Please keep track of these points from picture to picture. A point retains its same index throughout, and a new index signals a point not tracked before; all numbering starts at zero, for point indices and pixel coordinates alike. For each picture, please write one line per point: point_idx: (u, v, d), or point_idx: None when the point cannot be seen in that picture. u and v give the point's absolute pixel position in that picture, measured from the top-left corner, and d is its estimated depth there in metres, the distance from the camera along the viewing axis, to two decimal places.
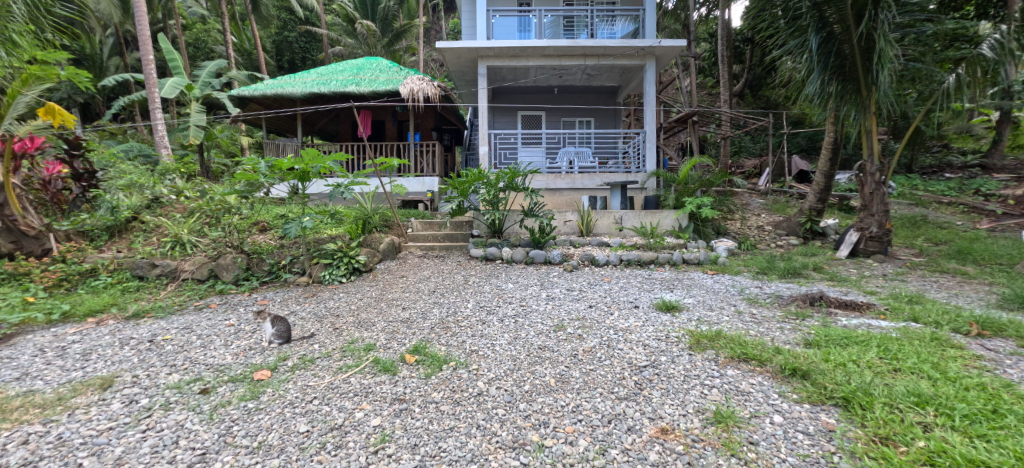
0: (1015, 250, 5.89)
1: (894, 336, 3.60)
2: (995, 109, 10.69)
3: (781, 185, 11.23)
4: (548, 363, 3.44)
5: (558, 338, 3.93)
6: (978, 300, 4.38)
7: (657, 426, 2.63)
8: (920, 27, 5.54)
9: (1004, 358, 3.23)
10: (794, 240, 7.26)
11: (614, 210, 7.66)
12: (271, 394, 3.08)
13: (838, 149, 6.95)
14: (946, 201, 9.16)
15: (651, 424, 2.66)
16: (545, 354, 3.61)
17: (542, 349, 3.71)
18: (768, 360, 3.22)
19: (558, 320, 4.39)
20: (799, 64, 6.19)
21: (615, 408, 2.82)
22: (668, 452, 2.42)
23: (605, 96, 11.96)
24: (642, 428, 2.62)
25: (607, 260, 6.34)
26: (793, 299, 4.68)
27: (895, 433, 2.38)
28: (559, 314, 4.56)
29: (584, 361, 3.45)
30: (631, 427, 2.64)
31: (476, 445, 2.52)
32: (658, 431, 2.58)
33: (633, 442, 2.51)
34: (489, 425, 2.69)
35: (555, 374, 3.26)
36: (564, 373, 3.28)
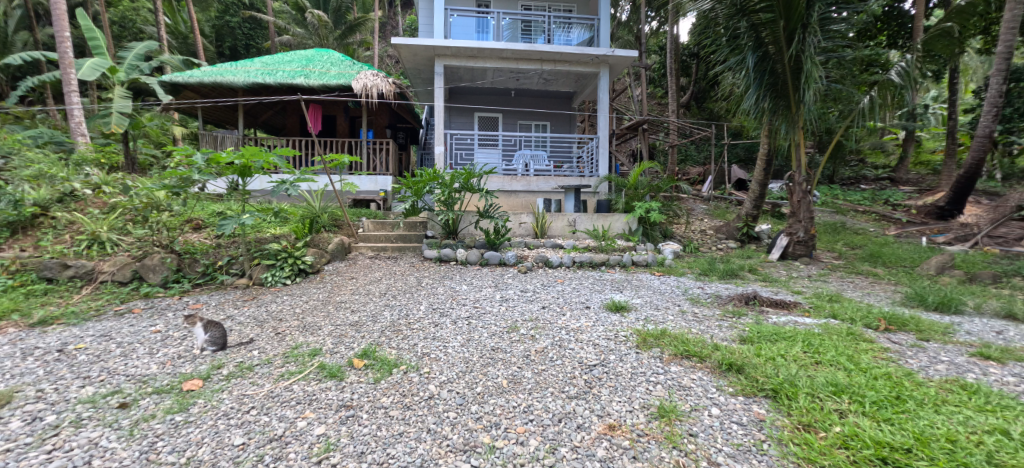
0: (915, 253, 6.65)
1: (817, 331, 3.97)
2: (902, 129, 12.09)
3: (722, 192, 11.97)
4: (501, 365, 3.46)
5: (511, 339, 3.97)
6: (886, 298, 4.91)
7: (605, 423, 2.72)
8: (841, 53, 6.06)
9: (906, 350, 3.65)
10: (732, 244, 7.78)
11: (568, 213, 7.80)
12: (202, 405, 2.86)
13: (771, 160, 7.48)
14: (861, 210, 10.19)
15: (600, 421, 2.74)
16: (498, 356, 3.62)
17: (495, 351, 3.71)
18: (707, 356, 3.43)
19: (511, 321, 4.42)
20: (738, 81, 6.62)
21: (565, 407, 2.88)
22: (615, 447, 2.50)
23: (561, 101, 12.17)
24: (591, 425, 2.69)
25: (560, 261, 6.47)
26: (731, 298, 5.03)
27: (816, 420, 2.61)
28: (512, 315, 4.59)
29: (536, 362, 3.50)
30: (580, 425, 2.70)
31: (426, 450, 2.48)
32: (606, 428, 2.67)
33: (582, 440, 2.57)
34: (440, 429, 2.65)
35: (507, 375, 3.28)
36: (516, 374, 3.30)
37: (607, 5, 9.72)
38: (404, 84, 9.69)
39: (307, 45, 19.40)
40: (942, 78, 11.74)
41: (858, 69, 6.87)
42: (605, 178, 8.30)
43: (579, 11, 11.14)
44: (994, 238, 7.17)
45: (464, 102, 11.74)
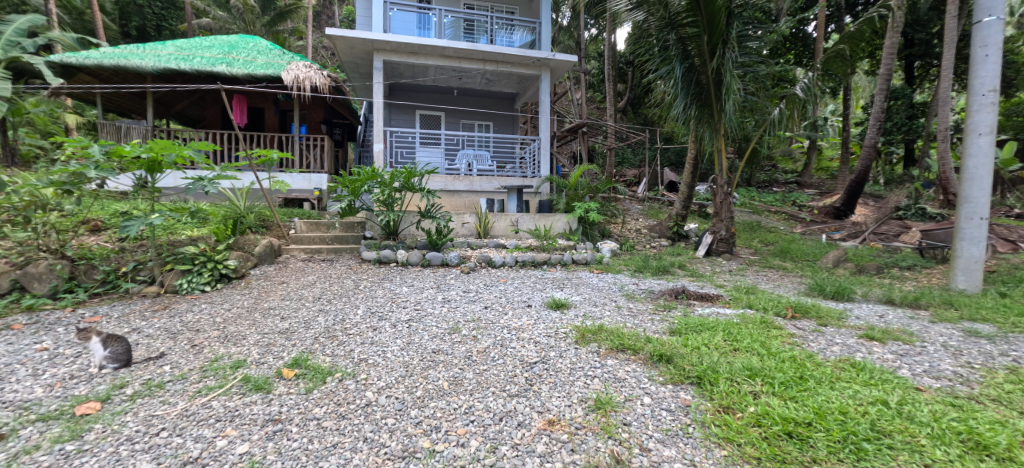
0: (817, 249, 7.50)
1: (736, 321, 4.36)
2: (806, 138, 13.59)
3: (655, 193, 12.68)
4: (442, 367, 3.42)
5: (452, 340, 3.93)
6: (794, 289, 5.49)
7: (545, 418, 2.78)
8: (757, 68, 6.68)
9: (808, 334, 4.12)
10: (664, 242, 8.29)
11: (510, 213, 7.87)
12: (100, 431, 2.53)
13: (698, 164, 8.07)
14: (774, 210, 11.31)
15: (540, 417, 2.80)
16: (439, 358, 3.57)
17: (436, 353, 3.66)
18: (640, 348, 3.64)
19: (453, 322, 4.39)
20: (669, 89, 7.08)
21: (506, 406, 2.91)
22: (554, 442, 2.56)
23: (503, 102, 12.25)
24: (531, 422, 2.74)
25: (503, 261, 6.50)
26: (662, 293, 5.37)
27: (733, 403, 2.86)
28: (454, 316, 4.55)
29: (478, 362, 3.50)
30: (520, 422, 2.74)
31: (362, 459, 2.38)
32: (546, 423, 2.72)
33: (522, 437, 2.60)
34: (377, 437, 2.57)
35: (448, 377, 3.25)
36: (457, 375, 3.28)
37: (548, 10, 9.94)
38: (340, 78, 9.23)
39: (229, 31, 17.90)
40: (838, 95, 13.34)
41: (770, 83, 7.62)
42: (547, 178, 8.49)
43: (521, 13, 11.29)
44: (877, 235, 8.28)
45: (404, 99, 11.42)
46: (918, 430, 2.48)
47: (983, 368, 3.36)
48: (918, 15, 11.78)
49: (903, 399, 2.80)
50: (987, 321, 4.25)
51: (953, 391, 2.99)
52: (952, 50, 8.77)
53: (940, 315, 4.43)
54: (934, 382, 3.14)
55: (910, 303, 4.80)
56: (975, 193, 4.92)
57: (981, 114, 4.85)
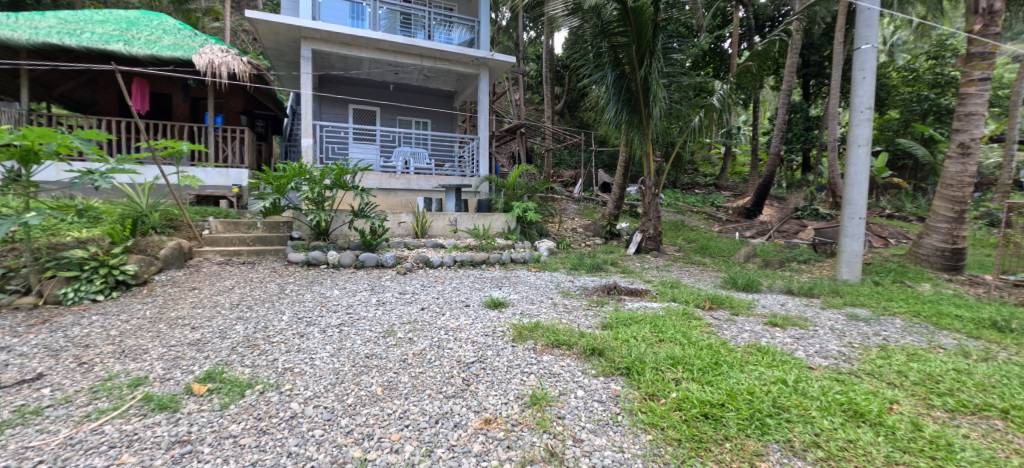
0: (732, 246, 8.23)
1: (662, 313, 4.70)
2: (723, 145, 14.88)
3: (590, 193, 13.15)
4: (375, 372, 3.29)
5: (387, 344, 3.80)
6: (713, 283, 6.00)
7: (481, 418, 2.76)
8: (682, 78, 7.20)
9: (723, 323, 4.52)
10: (598, 240, 8.64)
11: (448, 212, 7.78)
12: None
13: (629, 167, 8.50)
14: (696, 210, 12.25)
15: (476, 416, 2.78)
16: (372, 363, 3.43)
17: (369, 358, 3.52)
18: (574, 344, 3.77)
19: (388, 325, 4.24)
20: (602, 94, 7.41)
21: (442, 407, 2.86)
22: (490, 440, 2.55)
23: (442, 99, 12.05)
24: (467, 422, 2.71)
25: (441, 261, 6.40)
26: (596, 289, 5.62)
27: (658, 390, 3.03)
28: (389, 319, 4.40)
29: (413, 365, 3.42)
30: (456, 423, 2.70)
31: None
32: (482, 422, 2.71)
33: (458, 438, 2.57)
34: (303, 451, 2.41)
35: (382, 382, 3.14)
36: (391, 380, 3.18)
37: (487, 9, 9.93)
38: (262, 66, 8.53)
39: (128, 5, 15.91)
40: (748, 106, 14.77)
41: (693, 93, 8.24)
42: (485, 178, 8.49)
43: (459, 11, 11.19)
44: (780, 233, 9.27)
45: (335, 92, 10.83)
46: (811, 404, 2.79)
47: (859, 346, 3.91)
48: (812, 40, 13.47)
49: (798, 377, 3.15)
50: (865, 306, 4.96)
51: (837, 367, 3.44)
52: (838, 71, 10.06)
53: (828, 302, 5.09)
54: (824, 361, 3.59)
55: (806, 292, 5.45)
56: (855, 196, 5.70)
57: (859, 128, 5.62)
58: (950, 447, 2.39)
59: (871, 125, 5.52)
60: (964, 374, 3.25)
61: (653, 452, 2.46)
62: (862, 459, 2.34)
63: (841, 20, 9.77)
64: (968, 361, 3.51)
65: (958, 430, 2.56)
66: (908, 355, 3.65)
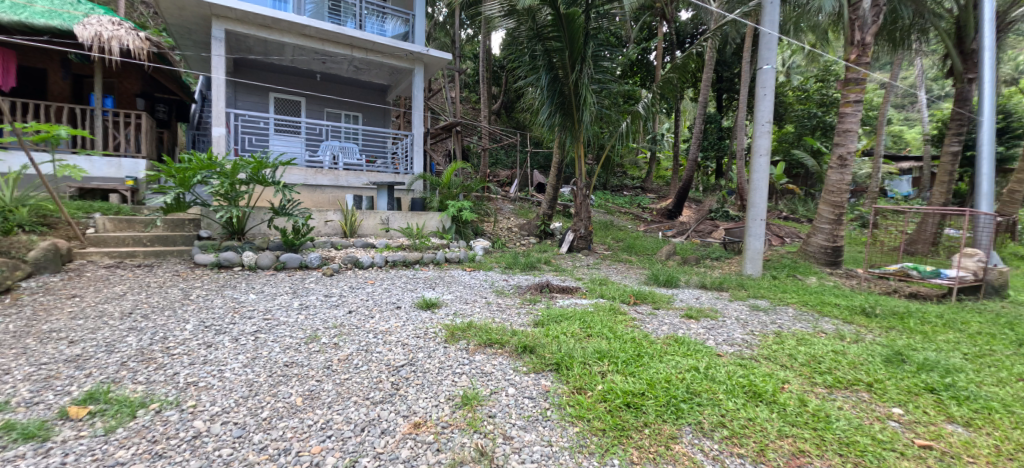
0: (655, 244, 8.82)
1: (591, 309, 4.93)
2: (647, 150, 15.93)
3: (525, 193, 13.34)
4: (295, 381, 3.07)
5: (309, 350, 3.56)
6: (638, 279, 6.38)
7: (410, 422, 2.66)
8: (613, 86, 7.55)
9: (645, 317, 4.84)
10: (532, 239, 8.81)
11: (379, 211, 7.49)
12: None
13: (562, 168, 8.75)
14: (622, 211, 12.94)
15: (405, 421, 2.67)
16: (291, 372, 3.19)
17: (288, 366, 3.27)
18: (507, 342, 3.78)
19: (311, 330, 3.98)
20: (536, 96, 7.57)
21: (369, 414, 2.72)
22: (419, 445, 2.46)
23: (374, 93, 11.56)
24: (395, 428, 2.59)
25: (371, 262, 6.14)
26: (529, 288, 5.73)
27: (584, 383, 3.10)
28: (312, 323, 4.13)
29: (338, 372, 3.23)
30: (384, 430, 2.58)
31: None
32: (411, 427, 2.61)
33: (385, 445, 2.45)
34: None
35: (302, 392, 2.93)
36: (313, 389, 2.98)
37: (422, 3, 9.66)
38: (165, 45, 7.59)
39: None
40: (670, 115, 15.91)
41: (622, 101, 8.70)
42: (419, 175, 8.28)
43: (392, 2, 10.80)
44: (697, 232, 10.15)
45: (252, 78, 9.95)
46: (718, 387, 3.03)
47: (760, 334, 4.40)
48: (724, 58, 14.93)
49: (708, 364, 3.42)
50: (765, 297, 5.58)
51: (741, 354, 3.83)
52: (746, 88, 11.16)
53: (736, 295, 5.66)
54: (729, 348, 3.99)
55: (717, 287, 6.01)
56: (757, 200, 6.38)
57: (761, 139, 6.30)
58: (829, 418, 2.72)
59: (770, 137, 6.22)
60: (840, 354, 3.77)
61: (579, 443, 2.49)
62: (759, 435, 2.57)
63: (748, 41, 10.80)
64: (844, 343, 4.09)
65: (835, 404, 2.94)
66: (798, 340, 4.16)
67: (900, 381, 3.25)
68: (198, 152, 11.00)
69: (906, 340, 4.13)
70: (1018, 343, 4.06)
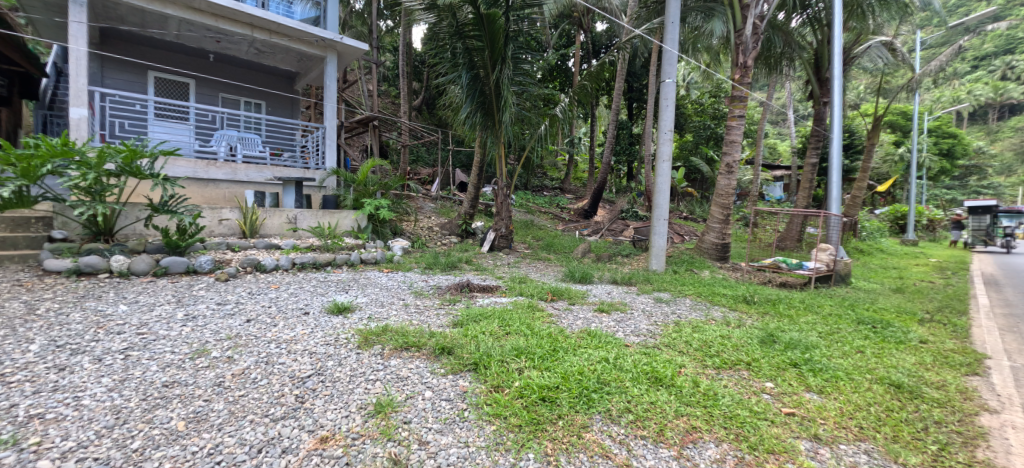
0: (573, 243, 9.21)
1: (509, 307, 5.02)
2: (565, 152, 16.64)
3: (447, 192, 13.13)
4: (177, 403, 2.69)
5: (196, 367, 3.13)
6: (556, 277, 6.63)
7: (317, 437, 2.46)
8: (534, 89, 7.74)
9: (562, 313, 5.05)
10: (454, 239, 8.70)
11: (285, 209, 6.96)
12: None
13: (483, 168, 8.73)
14: (542, 210, 13.30)
15: (310, 436, 2.47)
16: (172, 393, 2.79)
17: (167, 387, 2.85)
18: (424, 344, 3.65)
19: (199, 344, 3.51)
20: (456, 94, 7.51)
21: (268, 433, 2.46)
22: (326, 460, 2.28)
23: (280, 80, 10.61)
24: (298, 445, 2.38)
25: (275, 264, 5.64)
26: (449, 288, 5.65)
27: (502, 381, 3.09)
28: (200, 336, 3.64)
29: (231, 389, 2.89)
30: (284, 449, 2.35)
31: None
32: (317, 442, 2.41)
33: (286, 465, 2.23)
34: None
35: (185, 415, 2.57)
36: (199, 411, 2.63)
37: None
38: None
39: None
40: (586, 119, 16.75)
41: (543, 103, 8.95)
42: (331, 171, 7.74)
43: None
44: (609, 231, 10.85)
45: (127, 52, 8.58)
46: (626, 376, 3.24)
47: (661, 324, 4.82)
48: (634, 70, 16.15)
49: (617, 355, 3.64)
50: (666, 290, 6.13)
51: (645, 343, 4.16)
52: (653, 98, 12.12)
53: (642, 288, 6.14)
54: (636, 339, 4.30)
55: (626, 281, 6.47)
56: (661, 201, 6.97)
57: (664, 146, 6.91)
58: (716, 396, 3.05)
59: (672, 144, 6.84)
60: (725, 338, 4.28)
61: (496, 441, 2.49)
62: (660, 416, 2.78)
63: (654, 56, 11.76)
64: (729, 328, 4.64)
65: (722, 383, 3.31)
66: (693, 327, 4.64)
67: (772, 359, 3.77)
68: (51, 137, 9.18)
69: (776, 323, 4.81)
70: (856, 321, 4.95)
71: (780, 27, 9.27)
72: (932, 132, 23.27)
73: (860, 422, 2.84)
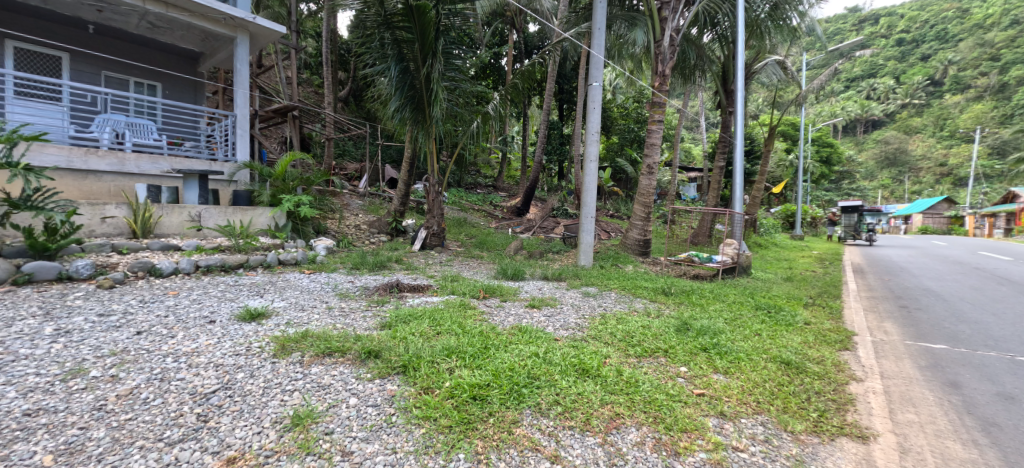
0: (505, 240, 9.29)
1: (441, 307, 4.93)
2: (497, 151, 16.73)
3: (376, 189, 12.56)
4: (43, 434, 2.29)
5: (70, 389, 2.69)
6: (489, 274, 6.63)
7: (222, 459, 2.23)
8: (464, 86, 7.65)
9: (493, 310, 5.06)
10: (383, 237, 8.37)
11: (188, 205, 6.24)
12: None
13: (414, 164, 8.46)
14: (475, 208, 13.23)
15: (214, 458, 2.23)
16: (36, 423, 2.37)
17: (30, 416, 2.42)
18: (349, 349, 3.45)
19: (74, 362, 3.01)
20: (384, 87, 7.25)
21: (161, 460, 2.18)
22: None
23: (179, 61, 9.49)
24: None
25: (175, 268, 5.01)
26: (377, 289, 5.41)
27: (431, 383, 3.01)
28: (75, 353, 3.12)
29: (115, 413, 2.51)
30: None
31: None
32: (222, 464, 2.19)
33: None
34: None
35: (54, 447, 2.21)
36: (73, 441, 2.26)
37: None
38: None
39: None
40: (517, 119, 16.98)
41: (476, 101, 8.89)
42: (243, 165, 7.06)
43: None
44: (541, 228, 11.12)
45: None
46: (554, 370, 3.32)
47: (589, 317, 5.04)
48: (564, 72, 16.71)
49: (546, 349, 3.72)
50: (594, 284, 6.42)
51: (573, 336, 4.31)
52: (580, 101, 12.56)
53: (572, 284, 6.36)
54: (564, 332, 4.44)
55: (557, 277, 6.67)
56: (589, 200, 7.26)
57: (591, 147, 7.21)
58: (637, 382, 3.24)
59: (598, 145, 7.16)
60: (646, 328, 4.58)
61: (426, 445, 2.42)
62: (586, 406, 2.89)
63: (584, 60, 12.18)
64: (649, 318, 4.97)
65: (643, 370, 3.53)
66: (617, 319, 4.91)
67: (685, 346, 4.10)
68: None
69: (689, 312, 5.25)
70: (755, 307, 5.57)
71: (693, 41, 10.11)
72: (814, 141, 26.71)
73: (757, 397, 3.19)
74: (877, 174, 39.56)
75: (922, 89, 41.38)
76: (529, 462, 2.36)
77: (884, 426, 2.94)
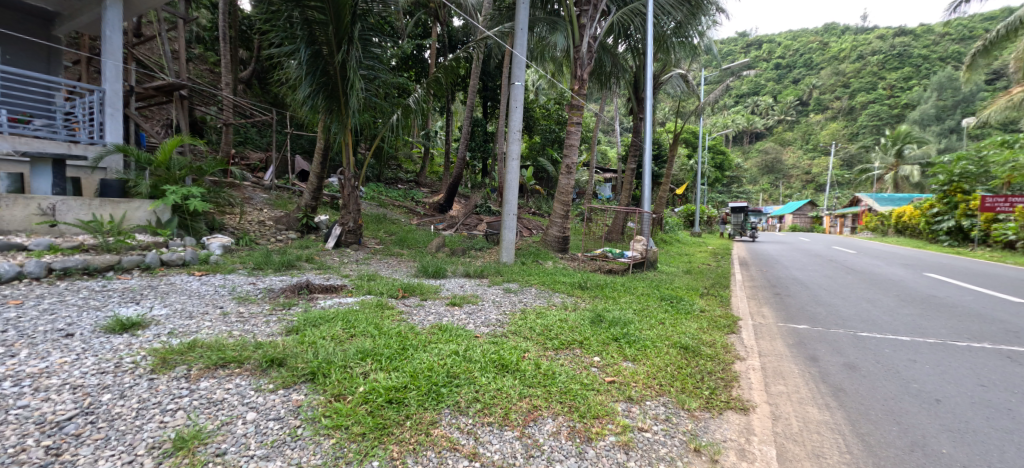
0: (426, 238, 9.05)
1: (356, 308, 4.64)
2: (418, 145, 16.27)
3: (283, 181, 11.57)
4: None
5: None
6: (409, 272, 6.40)
7: None
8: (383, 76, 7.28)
9: (413, 310, 4.88)
10: (292, 234, 7.74)
11: (38, 195, 5.29)
12: None
13: (327, 155, 7.86)
14: (395, 204, 12.73)
15: None
16: None
17: None
18: (248, 358, 3.11)
19: None
20: (292, 70, 6.69)
21: None
22: None
23: (30, 22, 8.01)
24: None
25: (17, 271, 4.20)
26: (283, 290, 4.96)
27: (343, 389, 2.80)
28: None
29: None
30: None
31: None
32: None
33: None
34: None
35: None
36: None
37: None
38: None
39: None
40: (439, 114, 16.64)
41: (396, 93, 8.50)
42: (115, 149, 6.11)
43: None
44: (464, 225, 11.00)
45: None
46: (475, 367, 3.27)
47: (510, 313, 5.06)
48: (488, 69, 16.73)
49: (467, 347, 3.66)
50: (515, 281, 6.46)
51: (494, 333, 4.29)
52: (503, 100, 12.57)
53: (494, 281, 6.35)
54: (485, 329, 4.41)
55: (479, 274, 6.63)
56: (511, 197, 7.28)
57: (513, 145, 7.25)
58: (554, 375, 3.30)
59: (520, 144, 7.22)
60: (563, 321, 4.70)
61: (335, 456, 2.24)
62: (505, 401, 2.88)
63: (506, 60, 12.23)
64: (567, 312, 5.13)
65: (559, 362, 3.61)
66: (537, 314, 4.99)
67: (599, 337, 4.27)
68: None
69: (603, 305, 5.50)
70: (661, 298, 5.99)
71: (609, 49, 10.61)
72: (710, 148, 29.54)
73: (661, 381, 3.40)
74: (760, 180, 44.85)
75: (794, 108, 47.61)
76: (447, 463, 2.28)
77: (762, 399, 3.29)
